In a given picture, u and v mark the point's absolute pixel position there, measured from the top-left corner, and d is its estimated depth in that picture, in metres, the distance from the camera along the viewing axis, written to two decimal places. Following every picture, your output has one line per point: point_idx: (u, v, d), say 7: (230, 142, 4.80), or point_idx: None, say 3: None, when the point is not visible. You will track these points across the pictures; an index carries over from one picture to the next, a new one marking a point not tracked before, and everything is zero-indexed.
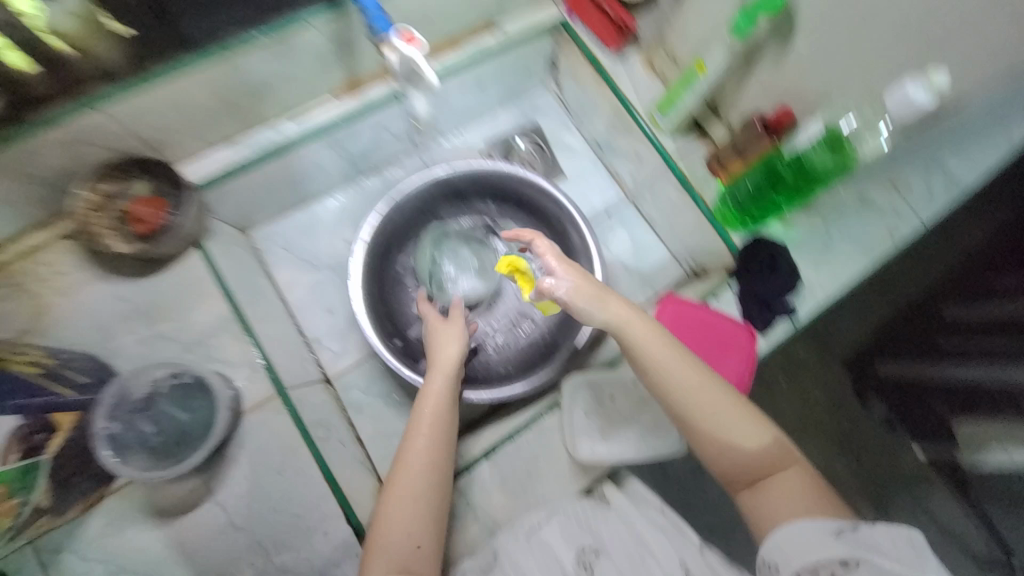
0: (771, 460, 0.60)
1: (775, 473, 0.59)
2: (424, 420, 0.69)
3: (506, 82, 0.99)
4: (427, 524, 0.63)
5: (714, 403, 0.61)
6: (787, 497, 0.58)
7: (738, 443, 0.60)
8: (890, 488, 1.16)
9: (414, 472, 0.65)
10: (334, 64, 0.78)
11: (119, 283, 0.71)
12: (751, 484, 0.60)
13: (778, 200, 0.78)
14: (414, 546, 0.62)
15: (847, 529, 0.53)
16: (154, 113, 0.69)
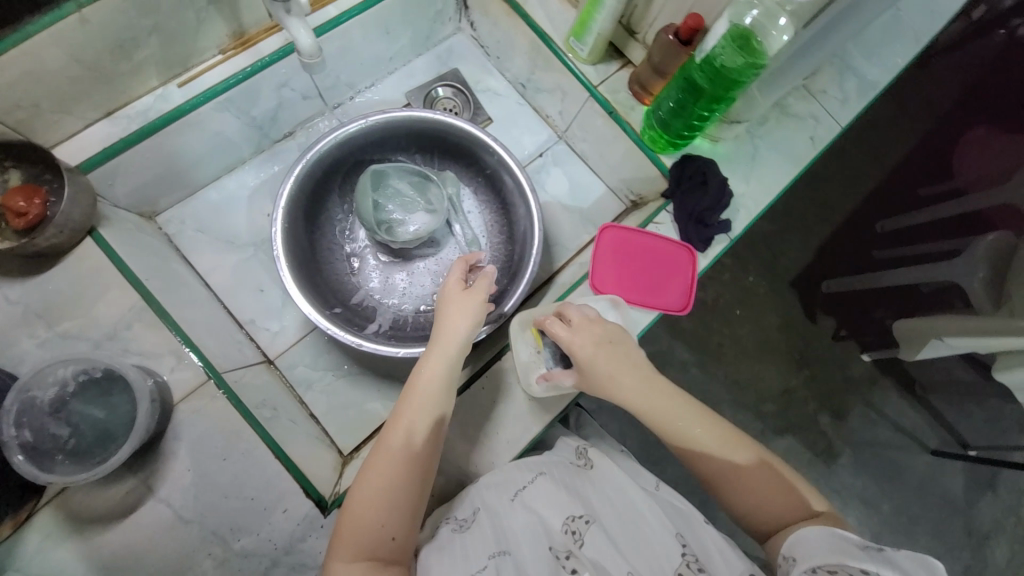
0: (765, 474, 0.60)
1: (769, 483, 0.60)
2: (414, 403, 0.64)
3: (417, 27, 0.93)
4: (402, 512, 0.59)
5: (704, 427, 0.63)
6: (786, 508, 0.59)
7: (727, 460, 0.61)
8: (847, 395, 1.31)
9: (395, 455, 0.60)
10: (212, 17, 0.70)
11: (5, 286, 0.64)
12: (745, 498, 0.60)
13: (702, 113, 0.76)
14: (387, 535, 0.57)
15: (874, 548, 0.50)
16: (7, 88, 0.59)
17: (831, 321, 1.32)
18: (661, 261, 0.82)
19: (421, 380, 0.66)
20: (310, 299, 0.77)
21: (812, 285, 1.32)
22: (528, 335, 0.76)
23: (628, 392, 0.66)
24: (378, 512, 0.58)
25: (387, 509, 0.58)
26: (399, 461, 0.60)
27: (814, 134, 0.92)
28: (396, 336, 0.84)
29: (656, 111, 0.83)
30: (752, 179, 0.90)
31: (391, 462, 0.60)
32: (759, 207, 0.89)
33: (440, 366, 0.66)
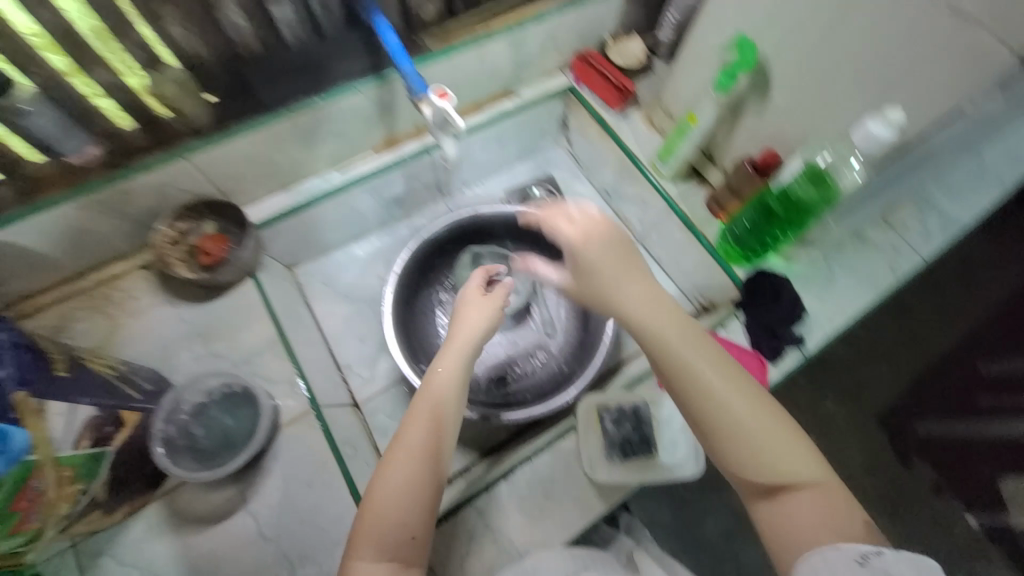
0: (804, 500, 0.53)
1: (803, 505, 0.52)
2: (425, 406, 0.65)
3: (523, 140, 1.13)
4: (419, 513, 0.60)
5: (733, 387, 0.56)
6: (812, 489, 0.53)
7: (782, 474, 0.53)
8: (948, 560, 1.14)
9: (410, 459, 0.61)
10: (375, 124, 0.91)
11: (182, 307, 0.81)
12: (771, 512, 0.53)
13: (778, 233, 0.85)
14: (408, 536, 0.59)
15: (872, 554, 0.46)
16: (227, 163, 0.80)
17: (928, 470, 1.19)
18: None
19: (435, 384, 0.66)
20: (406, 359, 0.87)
21: (904, 425, 1.22)
22: (591, 417, 0.80)
23: (665, 361, 0.58)
24: (397, 514, 0.59)
25: (405, 513, 0.59)
26: (414, 463, 0.61)
27: (894, 264, 0.95)
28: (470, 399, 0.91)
29: (731, 227, 0.91)
30: (827, 299, 0.92)
31: (407, 466, 0.61)
32: (835, 325, 0.90)
33: (451, 367, 0.67)
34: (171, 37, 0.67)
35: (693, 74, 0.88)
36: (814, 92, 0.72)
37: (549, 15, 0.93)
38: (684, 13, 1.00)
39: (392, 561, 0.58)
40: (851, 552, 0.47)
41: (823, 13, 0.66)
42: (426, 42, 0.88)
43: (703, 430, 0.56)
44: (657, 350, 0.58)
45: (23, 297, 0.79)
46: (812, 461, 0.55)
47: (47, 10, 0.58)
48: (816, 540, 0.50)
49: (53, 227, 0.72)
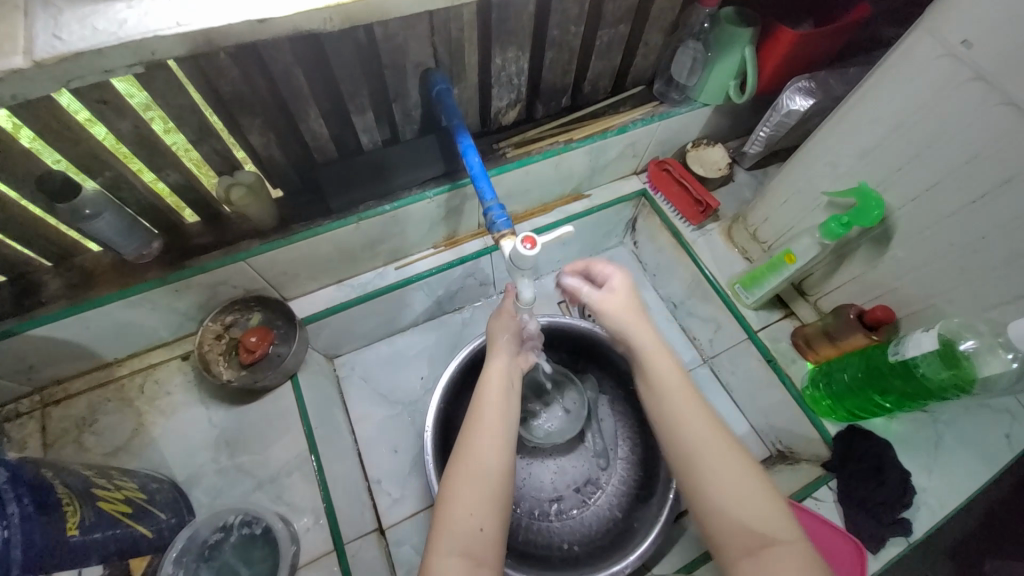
0: (785, 554, 0.48)
1: (786, 566, 0.47)
2: (490, 397, 0.61)
3: (588, 239, 1.07)
4: (493, 503, 0.54)
5: (722, 443, 0.55)
6: (791, 550, 0.49)
7: (761, 530, 0.50)
8: None
9: (489, 445, 0.57)
10: (439, 226, 0.86)
11: (216, 408, 0.78)
12: (754, 573, 0.48)
13: (885, 403, 0.72)
14: (477, 526, 0.52)
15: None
16: (285, 263, 0.76)
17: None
18: (823, 552, 0.71)
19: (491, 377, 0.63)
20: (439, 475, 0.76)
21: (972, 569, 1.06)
22: None
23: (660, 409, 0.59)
24: (476, 507, 0.53)
25: (482, 504, 0.53)
26: (492, 451, 0.56)
27: (1010, 432, 0.78)
28: (510, 545, 0.78)
29: (826, 379, 0.79)
30: (936, 472, 0.78)
31: (481, 451, 0.56)
32: (947, 511, 0.74)
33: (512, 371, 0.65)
34: (251, 144, 0.66)
35: (790, 208, 0.81)
36: (949, 259, 0.63)
37: (633, 128, 0.88)
38: (777, 128, 0.92)
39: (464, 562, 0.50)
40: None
41: (970, 179, 0.57)
42: (507, 150, 0.84)
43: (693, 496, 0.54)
44: (669, 429, 0.57)
45: (56, 382, 0.74)
46: (788, 519, 0.51)
47: (128, 120, 0.55)
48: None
49: (97, 321, 0.68)
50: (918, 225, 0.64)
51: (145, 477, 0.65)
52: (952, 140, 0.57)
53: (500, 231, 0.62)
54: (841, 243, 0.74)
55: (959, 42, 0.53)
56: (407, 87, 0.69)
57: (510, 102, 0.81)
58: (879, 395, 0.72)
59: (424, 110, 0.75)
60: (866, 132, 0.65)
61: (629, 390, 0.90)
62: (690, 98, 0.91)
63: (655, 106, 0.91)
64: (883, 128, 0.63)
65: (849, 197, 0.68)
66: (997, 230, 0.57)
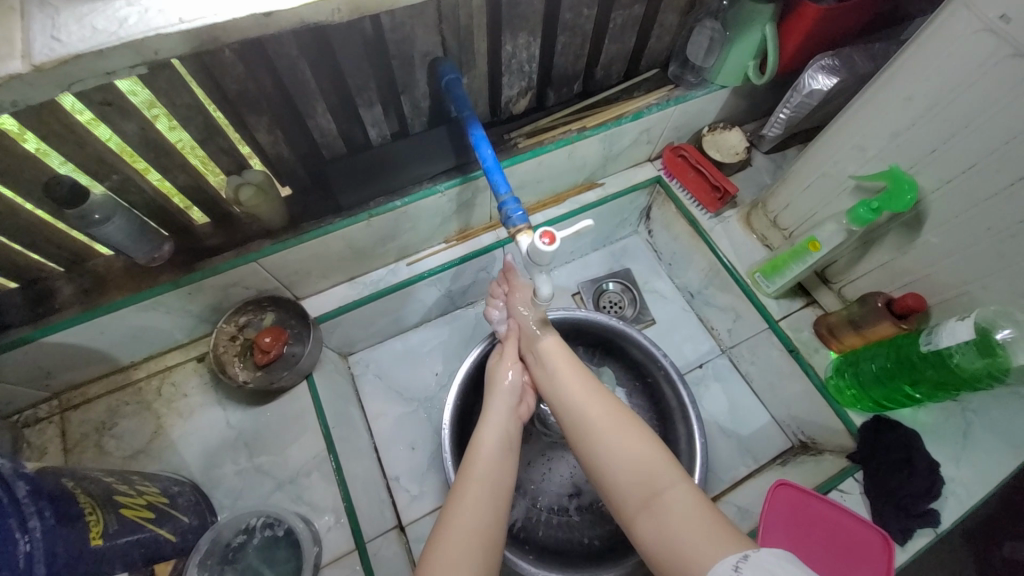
0: (673, 500, 0.51)
1: (676, 511, 0.50)
2: (486, 443, 0.63)
3: (601, 229, 1.05)
4: (479, 555, 0.53)
5: (607, 412, 0.60)
6: (678, 494, 0.52)
7: (650, 482, 0.53)
8: None
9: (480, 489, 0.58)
10: (450, 220, 0.85)
11: (233, 409, 0.78)
12: (651, 528, 0.51)
13: (915, 394, 0.69)
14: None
15: (741, 560, 0.42)
16: (297, 262, 0.75)
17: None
18: (847, 541, 0.69)
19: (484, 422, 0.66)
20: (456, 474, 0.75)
21: (991, 548, 1.06)
22: None
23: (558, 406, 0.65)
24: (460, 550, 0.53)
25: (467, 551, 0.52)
26: (485, 498, 0.57)
27: None
28: (531, 541, 0.77)
29: (852, 368, 0.77)
30: (964, 461, 0.75)
31: (474, 497, 0.57)
32: (976, 500, 0.72)
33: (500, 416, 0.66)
34: (258, 142, 0.64)
35: (813, 193, 0.78)
36: (986, 243, 0.60)
37: (648, 113, 0.85)
38: (797, 109, 0.88)
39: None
40: (727, 563, 0.42)
41: (1011, 160, 0.54)
42: (519, 140, 0.81)
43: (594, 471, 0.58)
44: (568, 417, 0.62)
45: (76, 386, 0.74)
46: (670, 463, 0.55)
47: (133, 121, 0.54)
48: (687, 523, 0.48)
49: (112, 326, 0.68)
50: (952, 210, 0.62)
51: (166, 480, 0.65)
52: (992, 120, 0.54)
53: (515, 226, 0.60)
54: (869, 229, 0.71)
55: (997, 17, 0.50)
56: (415, 79, 0.67)
57: (521, 90, 0.79)
58: (909, 385, 0.69)
59: (432, 101, 0.72)
60: (897, 113, 0.62)
61: (647, 382, 0.88)
62: (706, 80, 0.88)
63: (670, 90, 0.87)
64: (914, 107, 0.60)
65: (880, 181, 0.65)
66: None
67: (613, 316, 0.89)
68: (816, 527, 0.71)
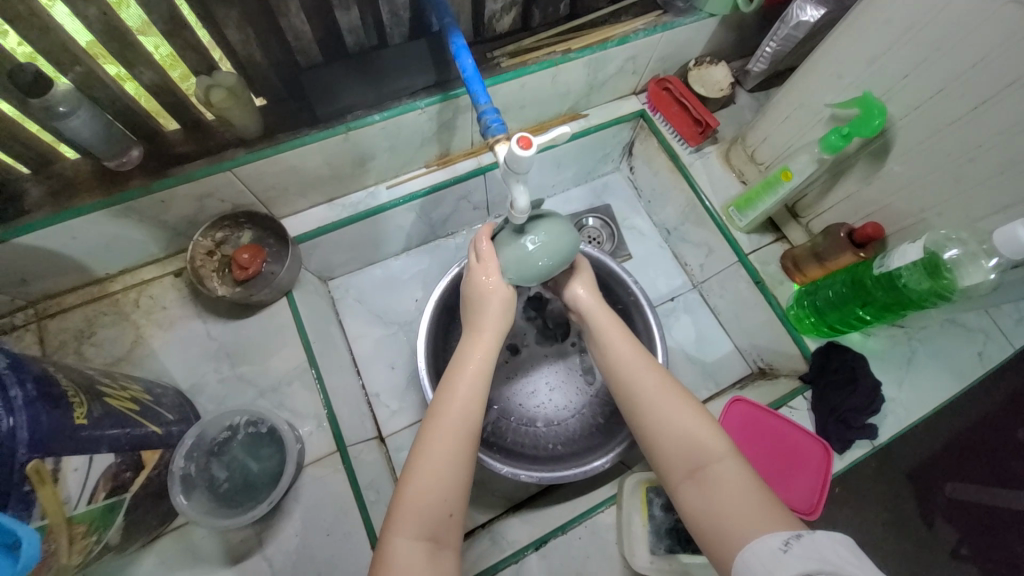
0: (722, 472, 0.52)
1: (723, 485, 0.51)
2: (467, 381, 0.61)
3: (582, 163, 1.05)
4: (455, 490, 0.54)
5: (653, 384, 0.60)
6: (727, 466, 0.53)
7: (699, 448, 0.55)
8: None
9: (456, 417, 0.58)
10: (431, 142, 0.84)
11: (212, 323, 0.79)
12: (696, 495, 0.53)
13: (865, 316, 0.74)
14: (445, 513, 0.53)
15: (793, 539, 0.44)
16: (274, 175, 0.74)
17: (951, 531, 1.13)
18: (791, 451, 0.76)
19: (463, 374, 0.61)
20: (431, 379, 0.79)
21: (932, 481, 1.16)
22: (637, 496, 0.70)
23: (605, 358, 0.66)
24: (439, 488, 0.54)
25: (449, 484, 0.54)
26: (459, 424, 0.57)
27: (982, 350, 0.84)
28: (501, 442, 0.82)
29: (811, 295, 0.82)
30: (905, 384, 0.82)
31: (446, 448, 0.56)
32: (912, 418, 0.80)
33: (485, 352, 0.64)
34: (228, 41, 0.62)
35: (790, 125, 0.80)
36: (945, 170, 0.63)
37: (635, 39, 0.83)
38: (783, 43, 0.88)
39: (429, 545, 0.52)
40: (776, 539, 0.45)
41: (974, 84, 0.56)
42: (502, 60, 0.79)
43: (642, 433, 0.59)
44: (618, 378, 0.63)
45: (51, 297, 0.74)
46: (720, 434, 0.56)
47: (95, 5, 0.52)
48: (739, 495, 0.50)
49: (84, 233, 0.67)
50: (916, 135, 0.64)
51: (149, 382, 0.66)
52: (966, 41, 0.55)
53: (494, 136, 0.60)
54: (839, 159, 0.74)
55: None
56: None
57: (505, 5, 0.76)
58: (861, 309, 0.74)
59: (413, 10, 0.70)
60: (876, 37, 0.63)
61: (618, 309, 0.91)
62: (695, 7, 0.86)
63: (657, 17, 0.85)
64: (892, 30, 0.61)
65: (852, 107, 0.67)
66: (997, 137, 0.57)
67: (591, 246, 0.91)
68: (763, 439, 0.77)
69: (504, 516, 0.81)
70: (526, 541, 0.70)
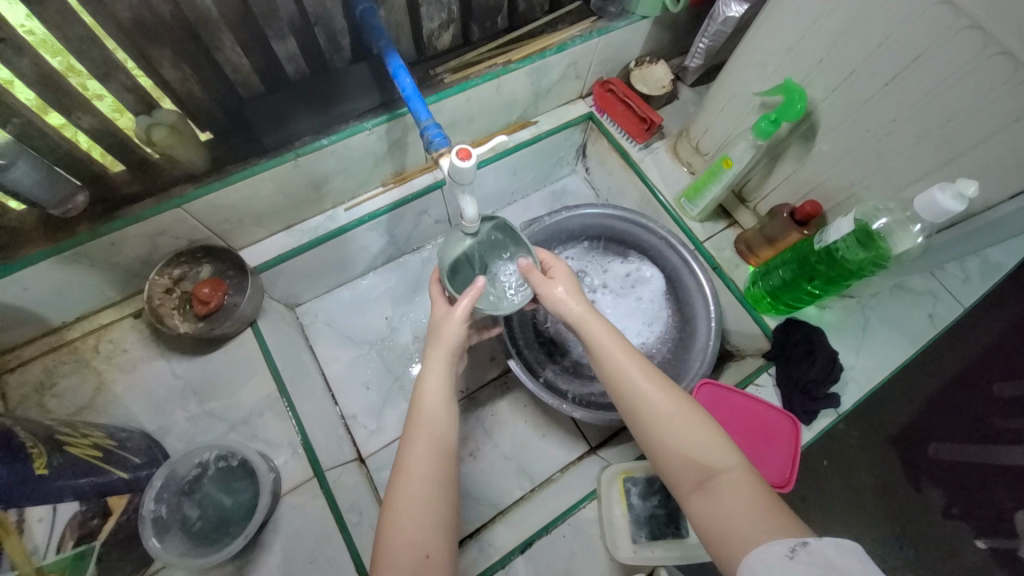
0: (728, 482, 0.51)
1: (731, 494, 0.50)
2: (430, 401, 0.59)
3: (538, 168, 1.08)
4: (438, 526, 0.53)
5: (661, 397, 0.58)
6: (733, 476, 0.52)
7: (702, 458, 0.53)
8: None
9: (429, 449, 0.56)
10: (384, 160, 0.85)
11: (177, 361, 0.78)
12: (704, 505, 0.51)
13: (814, 290, 0.78)
14: (422, 553, 0.51)
15: (799, 545, 0.42)
16: (227, 208, 0.74)
17: (931, 490, 1.16)
18: (761, 426, 0.78)
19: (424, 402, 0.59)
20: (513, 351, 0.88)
21: (908, 444, 1.20)
22: (615, 488, 0.71)
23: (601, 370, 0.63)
24: (420, 508, 0.52)
25: (429, 502, 0.53)
26: (432, 454, 0.55)
27: (933, 311, 0.88)
28: (592, 403, 0.89)
29: (765, 276, 0.84)
30: (863, 351, 0.85)
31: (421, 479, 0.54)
32: (873, 384, 0.83)
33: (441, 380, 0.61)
34: (166, 80, 0.62)
35: (727, 115, 0.83)
36: (866, 146, 0.67)
37: (573, 45, 0.86)
38: (715, 38, 0.92)
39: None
40: (783, 548, 0.43)
41: (881, 64, 0.60)
42: (445, 76, 0.82)
43: (648, 445, 0.58)
44: (620, 393, 0.60)
45: (5, 352, 0.72)
46: (727, 444, 0.55)
47: (25, 55, 0.52)
48: (747, 505, 0.48)
49: (34, 282, 0.66)
50: (839, 115, 0.68)
51: (113, 427, 0.65)
52: (869, 25, 0.59)
53: (438, 150, 0.62)
54: (773, 143, 0.77)
55: None
56: (329, 10, 0.66)
57: (442, 23, 0.78)
58: (810, 284, 0.78)
59: (352, 35, 0.71)
60: (790, 27, 0.67)
61: (652, 258, 0.98)
62: (627, 11, 0.89)
63: (593, 22, 0.89)
64: (803, 18, 0.65)
65: (776, 94, 0.70)
66: (907, 110, 0.60)
67: (617, 207, 0.97)
68: (736, 417, 0.79)
69: (489, 524, 0.81)
70: (511, 545, 0.71)
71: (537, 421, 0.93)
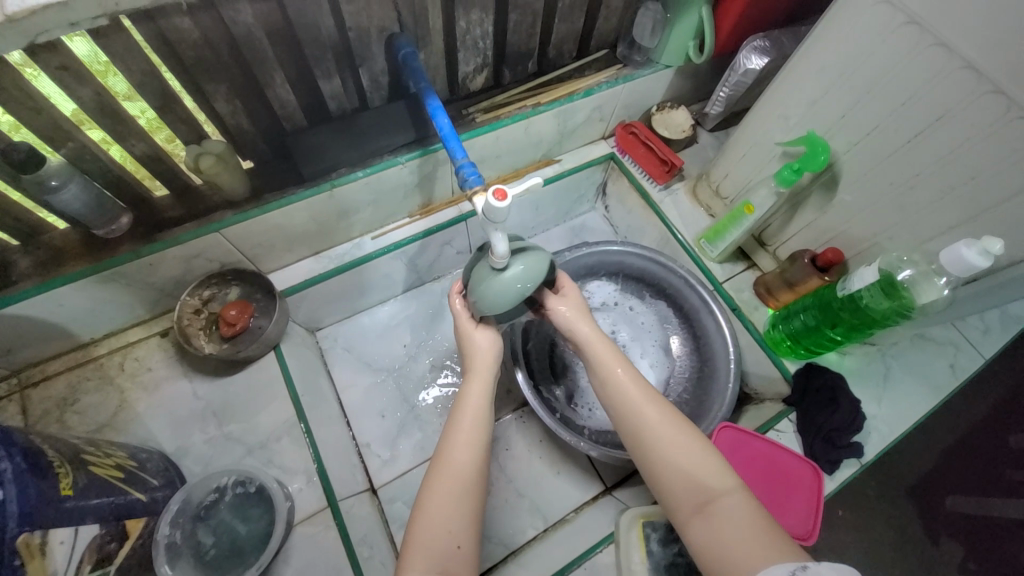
0: (728, 506, 0.51)
1: (731, 518, 0.50)
2: (470, 406, 0.62)
3: (558, 204, 1.10)
4: (466, 520, 0.54)
5: (662, 422, 0.58)
6: (733, 501, 0.51)
7: (702, 483, 0.53)
8: None
9: (462, 450, 0.58)
10: (413, 193, 0.87)
11: (198, 382, 0.79)
12: (704, 530, 0.51)
13: (836, 337, 0.78)
14: (453, 543, 0.53)
15: (800, 569, 0.42)
16: (261, 233, 0.76)
17: (955, 548, 1.12)
18: (781, 473, 0.76)
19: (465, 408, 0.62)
20: (523, 374, 0.88)
21: (928, 497, 1.16)
22: (634, 533, 0.69)
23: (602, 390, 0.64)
24: (450, 504, 0.55)
25: (459, 497, 0.55)
26: (467, 455, 0.58)
27: (954, 362, 0.87)
28: (608, 441, 0.88)
29: (785, 320, 0.85)
30: (885, 401, 0.84)
31: (454, 479, 0.56)
32: (895, 434, 0.81)
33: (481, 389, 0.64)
34: (217, 112, 0.66)
35: (748, 162, 0.86)
36: (889, 198, 0.68)
37: (599, 90, 0.90)
38: (735, 88, 0.96)
39: None
40: (783, 570, 0.43)
41: (905, 121, 0.62)
42: (476, 115, 0.85)
43: (649, 468, 0.57)
44: (625, 416, 0.60)
45: (32, 365, 0.74)
46: (725, 469, 0.55)
47: (90, 86, 0.55)
48: (746, 530, 0.49)
49: (70, 299, 0.67)
50: (861, 167, 0.70)
51: (133, 447, 0.65)
52: (892, 85, 0.61)
53: (472, 187, 0.64)
54: (795, 190, 0.79)
55: None
56: (373, 53, 0.70)
57: (477, 66, 0.82)
58: (832, 330, 0.78)
59: (392, 76, 0.75)
60: (813, 83, 0.70)
61: (670, 296, 0.99)
62: (652, 60, 0.93)
63: (618, 70, 0.93)
64: (826, 76, 0.67)
65: (799, 145, 0.73)
66: (930, 167, 0.62)
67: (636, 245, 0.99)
68: (754, 462, 0.77)
69: (501, 564, 0.79)
70: None
71: (551, 457, 0.92)
